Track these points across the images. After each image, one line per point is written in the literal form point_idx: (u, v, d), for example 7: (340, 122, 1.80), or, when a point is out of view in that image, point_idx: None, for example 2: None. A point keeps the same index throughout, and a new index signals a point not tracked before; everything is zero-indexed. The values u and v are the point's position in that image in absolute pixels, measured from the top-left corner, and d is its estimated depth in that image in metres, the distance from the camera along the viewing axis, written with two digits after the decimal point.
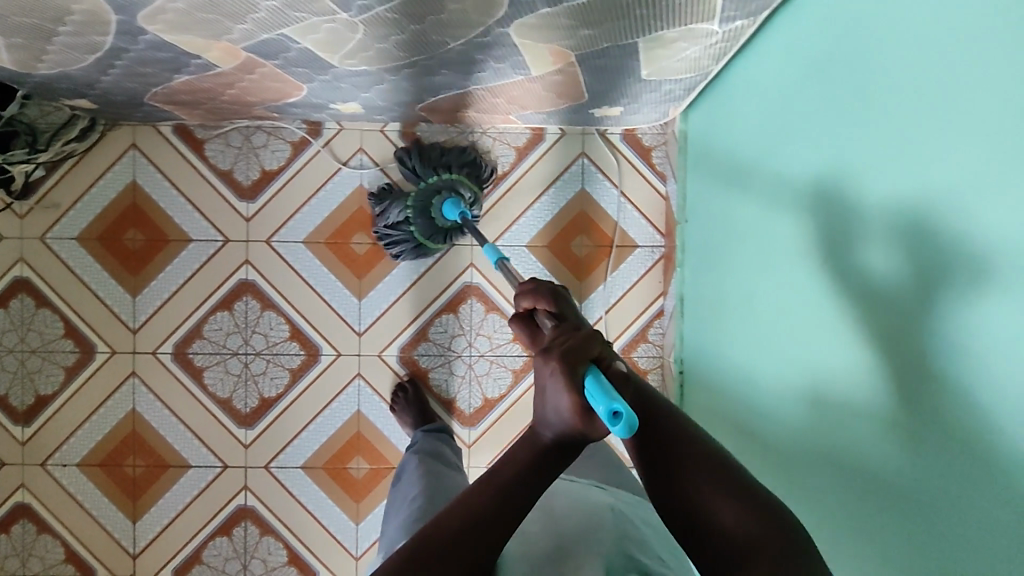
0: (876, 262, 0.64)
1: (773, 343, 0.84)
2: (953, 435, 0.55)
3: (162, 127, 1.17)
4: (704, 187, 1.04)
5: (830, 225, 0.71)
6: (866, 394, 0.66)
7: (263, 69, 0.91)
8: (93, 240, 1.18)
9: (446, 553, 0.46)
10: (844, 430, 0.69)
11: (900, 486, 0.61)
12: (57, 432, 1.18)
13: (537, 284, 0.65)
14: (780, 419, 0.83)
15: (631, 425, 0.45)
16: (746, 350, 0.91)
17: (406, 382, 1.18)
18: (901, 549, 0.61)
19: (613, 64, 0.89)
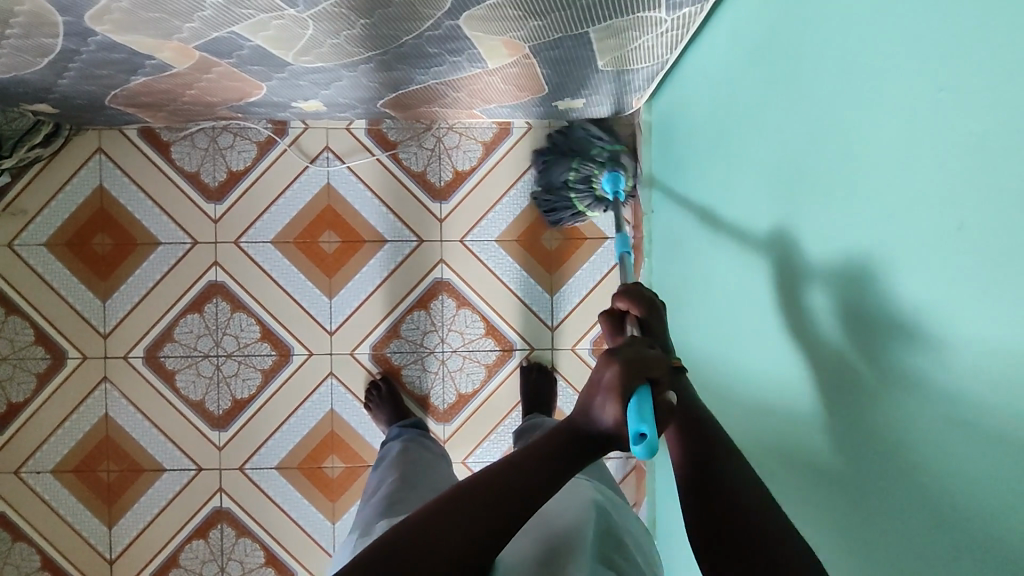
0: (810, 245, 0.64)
1: (728, 330, 0.84)
2: (876, 415, 0.55)
3: (127, 130, 1.17)
4: (667, 176, 1.04)
5: (773, 209, 0.71)
6: (804, 377, 0.66)
7: (219, 68, 0.91)
8: (62, 245, 1.17)
9: (498, 491, 0.51)
10: (788, 412, 0.69)
11: (836, 465, 0.60)
12: (30, 439, 1.17)
13: (636, 290, 0.74)
14: (732, 405, 0.82)
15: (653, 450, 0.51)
16: (705, 339, 0.91)
17: (379, 379, 1.18)
18: (838, 529, 0.60)
19: (569, 55, 0.89)
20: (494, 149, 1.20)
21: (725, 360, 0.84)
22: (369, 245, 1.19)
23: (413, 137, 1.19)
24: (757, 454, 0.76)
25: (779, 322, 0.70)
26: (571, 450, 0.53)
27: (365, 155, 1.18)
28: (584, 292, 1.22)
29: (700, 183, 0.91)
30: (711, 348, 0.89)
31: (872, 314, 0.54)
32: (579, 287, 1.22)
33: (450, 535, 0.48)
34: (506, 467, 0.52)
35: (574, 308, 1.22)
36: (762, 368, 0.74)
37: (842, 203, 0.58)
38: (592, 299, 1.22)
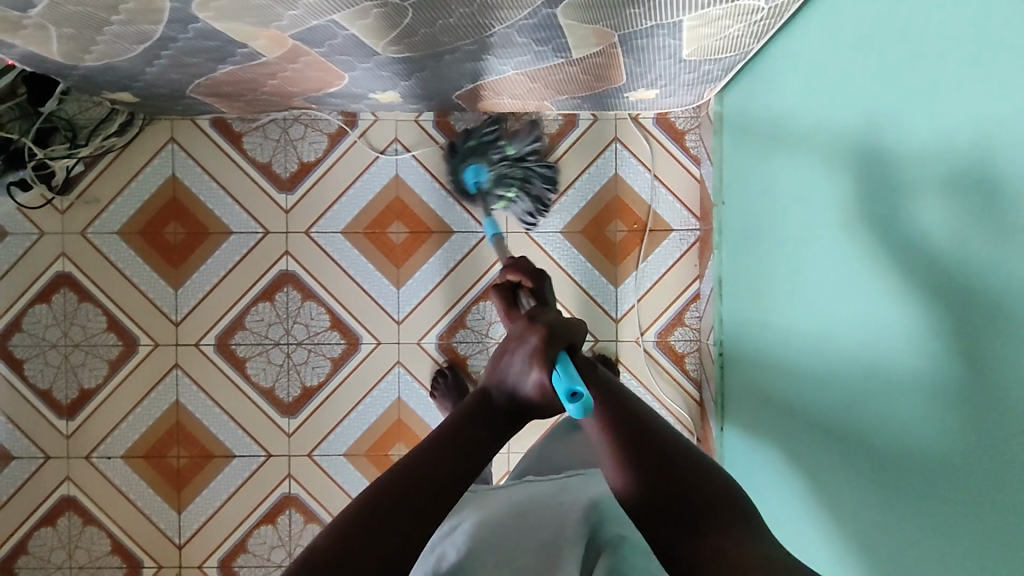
0: (928, 227, 0.64)
1: (817, 318, 0.84)
2: (1005, 394, 0.55)
3: (200, 120, 1.18)
4: (743, 167, 1.05)
5: (878, 193, 0.71)
6: (916, 360, 0.66)
7: (308, 57, 0.93)
8: (134, 234, 1.19)
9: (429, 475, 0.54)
10: (894, 395, 0.70)
11: (953, 445, 0.61)
12: (101, 425, 1.19)
13: (518, 263, 0.90)
14: (823, 391, 0.83)
15: (587, 407, 0.57)
16: (788, 326, 0.91)
17: (445, 368, 1.19)
18: (953, 510, 0.62)
19: (654, 45, 0.91)
20: (560, 141, 1.21)
21: (814, 347, 0.85)
22: (436, 236, 1.20)
23: None
24: (854, 440, 0.76)
25: (883, 307, 0.71)
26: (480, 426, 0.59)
27: (433, 146, 1.19)
28: (649, 284, 1.21)
29: (784, 172, 0.92)
30: (796, 336, 0.89)
31: (1005, 294, 0.55)
32: (643, 280, 1.21)
33: (409, 507, 0.52)
34: (420, 454, 0.56)
35: (638, 301, 1.22)
36: (858, 353, 0.75)
37: (966, 185, 0.58)
38: (653, 294, 1.21)
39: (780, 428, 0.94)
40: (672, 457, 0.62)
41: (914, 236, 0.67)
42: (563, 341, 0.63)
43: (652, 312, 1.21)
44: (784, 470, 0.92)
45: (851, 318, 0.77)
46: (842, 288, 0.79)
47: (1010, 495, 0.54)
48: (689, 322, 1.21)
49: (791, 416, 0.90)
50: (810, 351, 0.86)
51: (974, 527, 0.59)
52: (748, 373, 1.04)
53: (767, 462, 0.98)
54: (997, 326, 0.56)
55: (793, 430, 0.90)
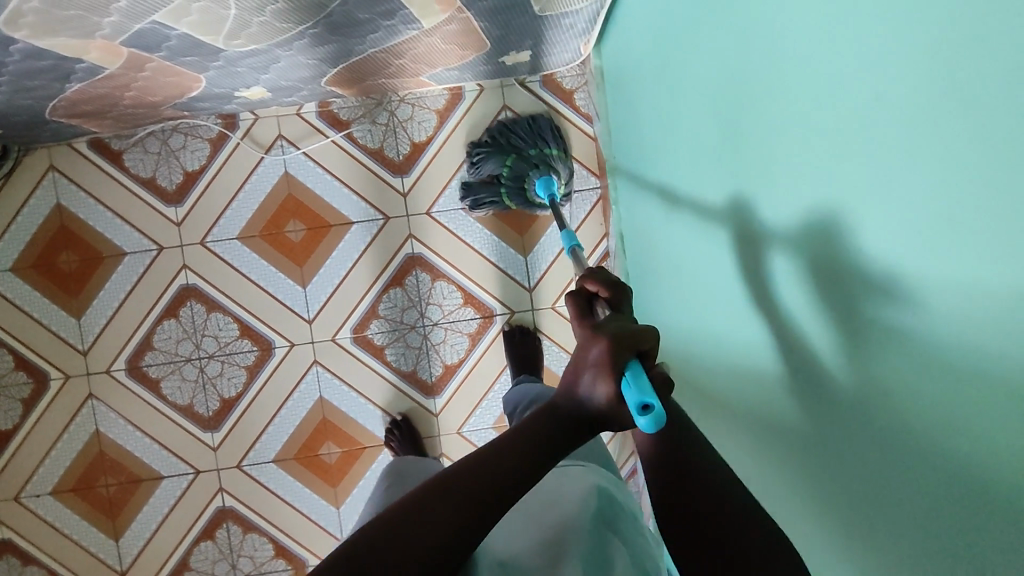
0: (754, 158, 0.63)
1: (695, 262, 0.83)
2: (833, 318, 0.54)
3: (75, 143, 1.15)
4: (626, 116, 1.02)
5: (715, 127, 0.69)
6: (765, 295, 0.65)
7: (152, 64, 0.89)
8: (27, 268, 1.16)
9: (477, 489, 0.47)
10: (755, 329, 0.68)
11: (801, 373, 0.60)
12: (25, 465, 1.17)
13: (595, 273, 0.65)
14: (707, 334, 0.82)
15: (659, 420, 0.47)
16: (677, 274, 0.91)
17: (398, 420, 1.18)
18: (808, 434, 0.61)
19: (505, 3, 0.87)
20: (448, 116, 1.18)
21: (698, 293, 0.83)
22: (335, 229, 1.17)
23: (365, 114, 1.17)
24: (733, 379, 0.76)
25: (737, 243, 0.70)
26: (564, 423, 0.49)
27: (318, 138, 1.16)
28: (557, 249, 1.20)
29: (652, 121, 0.90)
30: (682, 282, 0.89)
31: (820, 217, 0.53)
32: (552, 246, 1.20)
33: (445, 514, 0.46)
34: (491, 450, 0.49)
35: (550, 266, 1.20)
36: (729, 290, 0.74)
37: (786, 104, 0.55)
38: (562, 259, 1.20)
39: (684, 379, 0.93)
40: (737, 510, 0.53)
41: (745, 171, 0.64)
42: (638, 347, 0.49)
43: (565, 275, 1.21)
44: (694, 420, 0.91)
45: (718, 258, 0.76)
46: (707, 230, 0.77)
47: (852, 419, 0.53)
48: None
49: (690, 362, 0.89)
50: (694, 296, 0.85)
51: (826, 453, 0.58)
52: (655, 325, 1.03)
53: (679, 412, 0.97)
54: (820, 252, 0.54)
55: (693, 378, 0.89)
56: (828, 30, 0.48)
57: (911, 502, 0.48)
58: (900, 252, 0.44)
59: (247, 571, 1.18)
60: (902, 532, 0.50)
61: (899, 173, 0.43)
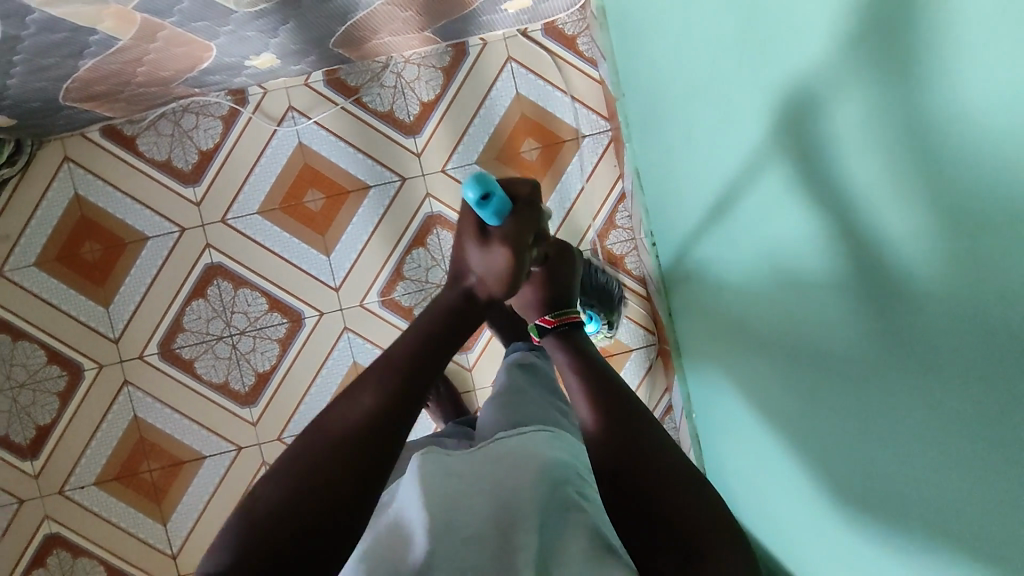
0: (775, 40, 0.63)
1: (715, 173, 0.84)
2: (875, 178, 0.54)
3: (89, 132, 1.15)
4: (632, 48, 1.03)
5: (733, 22, 0.70)
6: (801, 177, 0.65)
7: (164, 32, 0.89)
8: (52, 262, 1.16)
9: (340, 449, 0.52)
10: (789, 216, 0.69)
11: (831, 245, 0.60)
12: (66, 457, 1.17)
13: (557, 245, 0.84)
14: (730, 240, 0.83)
15: (490, 207, 0.65)
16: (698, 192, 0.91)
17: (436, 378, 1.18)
18: (838, 305, 0.61)
19: None
20: (455, 73, 1.18)
21: (721, 204, 0.84)
22: (354, 195, 1.18)
23: (372, 78, 1.18)
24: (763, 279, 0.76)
25: (763, 137, 0.71)
26: (435, 342, 0.65)
27: (328, 106, 1.17)
28: (574, 195, 1.20)
29: (663, 42, 0.91)
30: (703, 196, 0.89)
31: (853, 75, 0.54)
32: (568, 193, 1.20)
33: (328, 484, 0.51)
34: (349, 416, 0.55)
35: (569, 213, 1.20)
36: (752, 186, 0.74)
37: None
38: (581, 204, 1.20)
39: (711, 295, 0.94)
40: (654, 457, 0.58)
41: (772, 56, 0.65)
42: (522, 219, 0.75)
43: (585, 220, 1.20)
44: (722, 335, 0.91)
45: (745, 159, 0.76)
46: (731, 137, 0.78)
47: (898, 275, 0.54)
48: (622, 224, 1.20)
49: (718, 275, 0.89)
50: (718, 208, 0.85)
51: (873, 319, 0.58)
52: (679, 253, 1.03)
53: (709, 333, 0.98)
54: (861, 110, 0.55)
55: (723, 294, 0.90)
56: None
57: (952, 340, 0.48)
58: None
59: None
60: (946, 373, 0.50)
61: None
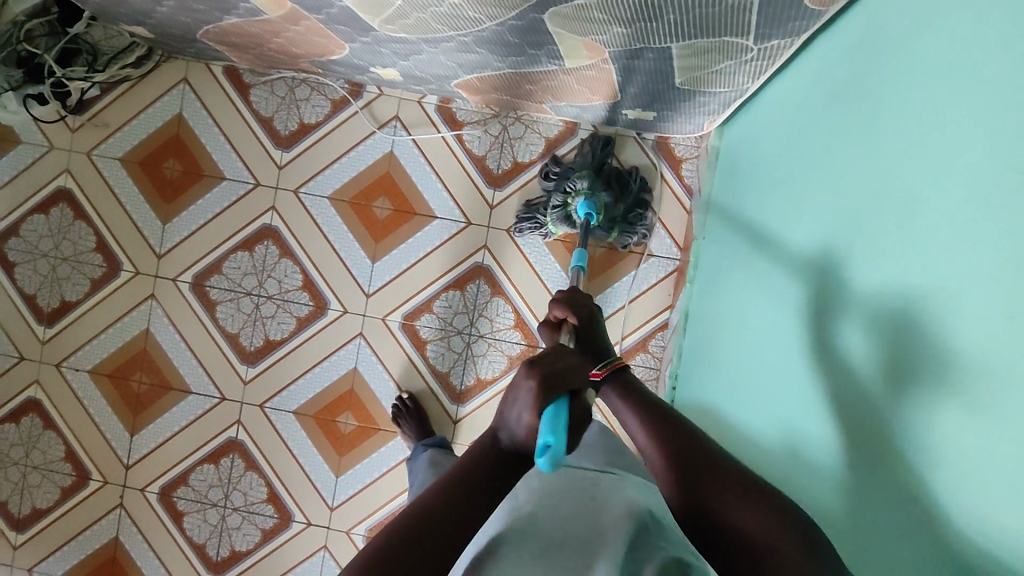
0: (852, 295, 0.63)
1: (754, 373, 0.83)
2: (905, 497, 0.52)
3: (213, 66, 1.21)
4: (728, 203, 1.03)
5: (824, 250, 0.70)
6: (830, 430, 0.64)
7: (307, 22, 0.93)
8: (134, 163, 1.23)
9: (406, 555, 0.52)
10: (803, 463, 0.68)
11: (842, 525, 0.60)
12: (75, 338, 1.25)
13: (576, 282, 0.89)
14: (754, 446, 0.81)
15: None
16: (735, 370, 0.90)
17: (406, 399, 1.19)
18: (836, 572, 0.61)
19: (648, 67, 0.88)
20: (557, 147, 1.19)
21: (751, 403, 0.83)
22: (418, 218, 1.21)
23: (480, 121, 1.20)
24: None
25: (811, 374, 0.69)
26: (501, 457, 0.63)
27: (430, 130, 1.20)
28: (637, 293, 1.19)
29: (759, 217, 0.90)
30: (733, 379, 0.89)
31: (903, 388, 0.53)
32: (633, 288, 1.19)
33: None
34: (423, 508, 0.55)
35: (624, 306, 1.19)
36: (787, 417, 0.73)
37: (900, 268, 0.55)
38: (638, 303, 1.19)
39: None
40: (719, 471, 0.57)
41: (848, 309, 0.63)
42: None
43: (632, 322, 1.19)
44: None
45: (788, 382, 0.75)
46: (783, 356, 0.77)
47: None
48: (653, 350, 1.19)
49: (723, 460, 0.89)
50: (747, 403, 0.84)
51: None
52: (694, 410, 1.03)
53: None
54: (893, 417, 0.55)
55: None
56: (957, 224, 0.48)
57: None
58: (974, 445, 0.45)
59: (236, 504, 1.23)
60: None
61: (1003, 383, 0.43)
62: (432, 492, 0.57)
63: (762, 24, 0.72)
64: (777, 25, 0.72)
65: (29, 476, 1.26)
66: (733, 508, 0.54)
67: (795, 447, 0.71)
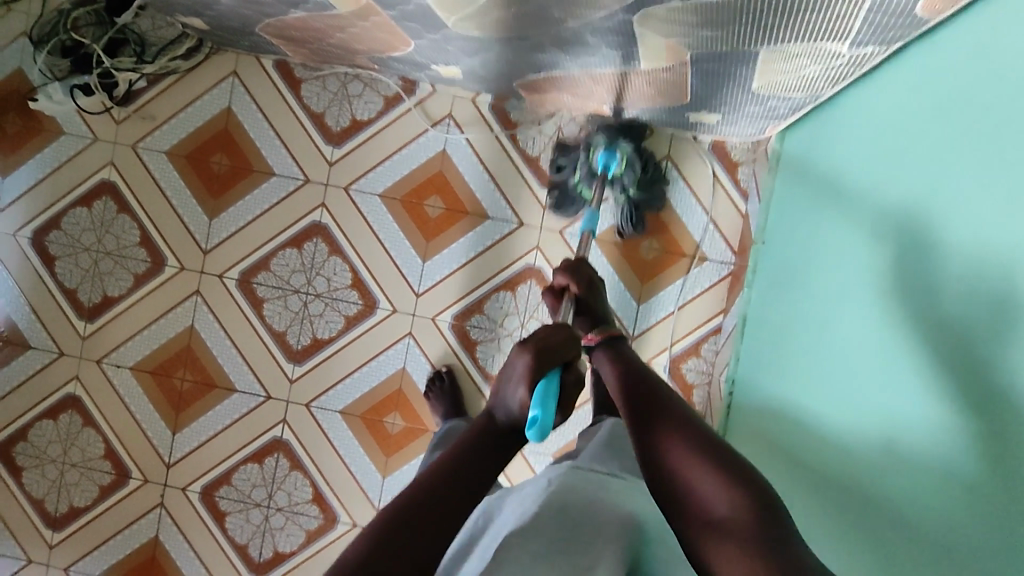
0: (981, 305, 0.63)
1: (851, 380, 0.83)
2: None
3: (263, 59, 1.19)
4: (795, 208, 1.03)
5: (945, 260, 0.70)
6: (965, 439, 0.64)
7: (378, 18, 0.91)
8: (181, 157, 1.21)
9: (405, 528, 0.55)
10: (932, 470, 0.69)
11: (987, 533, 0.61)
12: (116, 334, 1.23)
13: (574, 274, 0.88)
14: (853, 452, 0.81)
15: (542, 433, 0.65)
16: (821, 376, 0.90)
17: (443, 372, 1.19)
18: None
19: (725, 70, 0.87)
20: None
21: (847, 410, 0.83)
22: (470, 217, 1.20)
23: (533, 120, 1.19)
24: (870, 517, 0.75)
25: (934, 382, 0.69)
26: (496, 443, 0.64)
27: (484, 128, 1.19)
28: (687, 299, 1.19)
29: (838, 225, 0.89)
30: (819, 385, 0.90)
31: None
32: (682, 293, 1.19)
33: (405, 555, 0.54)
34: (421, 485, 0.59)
35: (673, 312, 1.19)
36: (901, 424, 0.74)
37: None
38: (687, 310, 1.19)
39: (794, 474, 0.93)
40: (703, 457, 0.58)
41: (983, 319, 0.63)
42: (552, 359, 0.68)
43: (682, 328, 1.19)
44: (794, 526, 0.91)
45: (900, 389, 0.75)
46: (889, 367, 0.77)
47: None
48: (705, 355, 1.18)
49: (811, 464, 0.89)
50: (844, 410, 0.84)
51: None
52: (765, 414, 1.03)
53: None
54: None
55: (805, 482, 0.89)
56: None
57: None
58: None
59: (281, 504, 1.22)
60: None
61: None
62: (419, 482, 0.59)
63: (863, 30, 0.70)
64: (878, 32, 0.71)
65: (66, 473, 1.24)
66: (715, 491, 0.56)
67: (914, 454, 0.71)
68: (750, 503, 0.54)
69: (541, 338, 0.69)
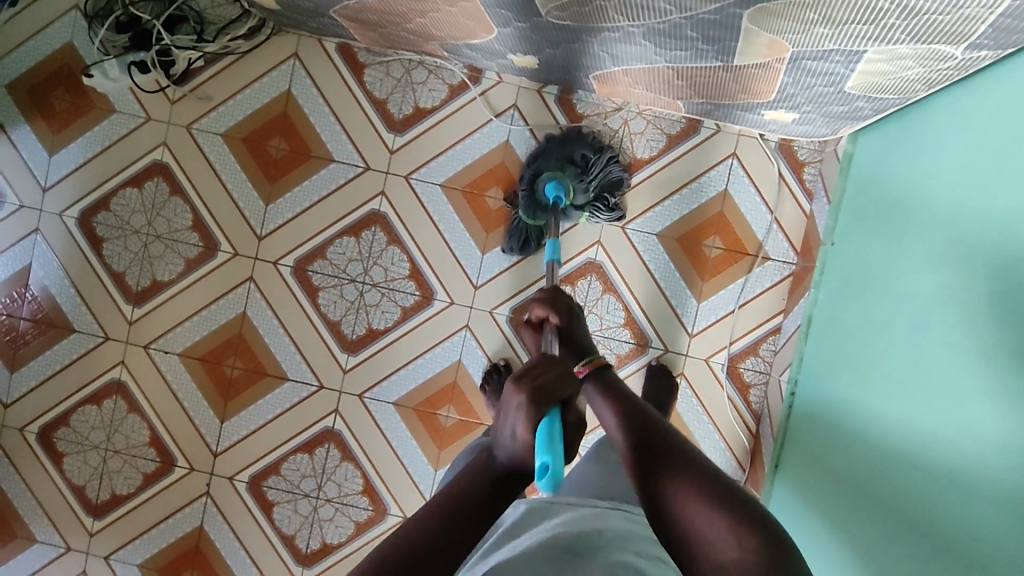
0: None
1: (935, 385, 0.83)
2: None
3: (326, 42, 1.17)
4: (868, 210, 1.02)
5: None
6: None
7: (467, 4, 0.89)
8: (237, 140, 1.18)
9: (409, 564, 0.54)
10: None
11: None
12: (165, 320, 1.20)
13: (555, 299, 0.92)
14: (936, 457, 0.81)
15: (556, 481, 0.62)
16: (899, 379, 0.89)
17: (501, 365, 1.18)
18: None
19: (824, 69, 0.86)
20: (678, 144, 1.18)
21: (931, 415, 0.83)
22: None
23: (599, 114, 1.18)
24: (965, 521, 0.75)
25: None
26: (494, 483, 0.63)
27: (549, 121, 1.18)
28: (746, 298, 1.19)
29: (924, 228, 0.89)
30: (897, 390, 0.89)
31: None
32: (742, 292, 1.19)
33: None
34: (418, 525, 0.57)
35: (734, 311, 1.19)
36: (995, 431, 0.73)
37: None
38: (747, 310, 1.19)
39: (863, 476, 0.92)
40: (700, 488, 0.57)
41: None
42: (551, 398, 0.64)
43: (741, 328, 1.19)
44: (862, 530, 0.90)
45: (992, 397, 0.74)
46: (982, 374, 0.76)
47: None
48: (764, 354, 1.19)
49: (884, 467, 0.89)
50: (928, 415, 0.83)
51: None
52: (830, 417, 1.02)
53: (834, 508, 0.96)
54: None
55: (879, 485, 0.89)
56: None
57: None
58: None
59: (330, 495, 1.20)
60: None
61: None
62: (418, 522, 0.58)
63: (986, 33, 0.71)
64: (999, 36, 0.71)
65: (109, 460, 1.21)
66: (716, 525, 0.53)
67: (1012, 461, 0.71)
68: (752, 539, 0.52)
69: (537, 377, 0.65)
